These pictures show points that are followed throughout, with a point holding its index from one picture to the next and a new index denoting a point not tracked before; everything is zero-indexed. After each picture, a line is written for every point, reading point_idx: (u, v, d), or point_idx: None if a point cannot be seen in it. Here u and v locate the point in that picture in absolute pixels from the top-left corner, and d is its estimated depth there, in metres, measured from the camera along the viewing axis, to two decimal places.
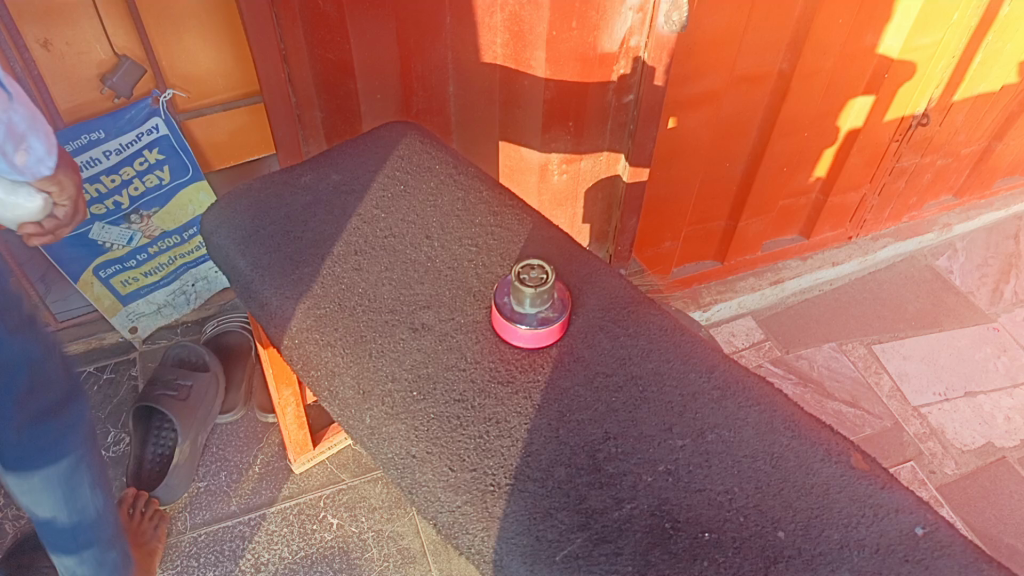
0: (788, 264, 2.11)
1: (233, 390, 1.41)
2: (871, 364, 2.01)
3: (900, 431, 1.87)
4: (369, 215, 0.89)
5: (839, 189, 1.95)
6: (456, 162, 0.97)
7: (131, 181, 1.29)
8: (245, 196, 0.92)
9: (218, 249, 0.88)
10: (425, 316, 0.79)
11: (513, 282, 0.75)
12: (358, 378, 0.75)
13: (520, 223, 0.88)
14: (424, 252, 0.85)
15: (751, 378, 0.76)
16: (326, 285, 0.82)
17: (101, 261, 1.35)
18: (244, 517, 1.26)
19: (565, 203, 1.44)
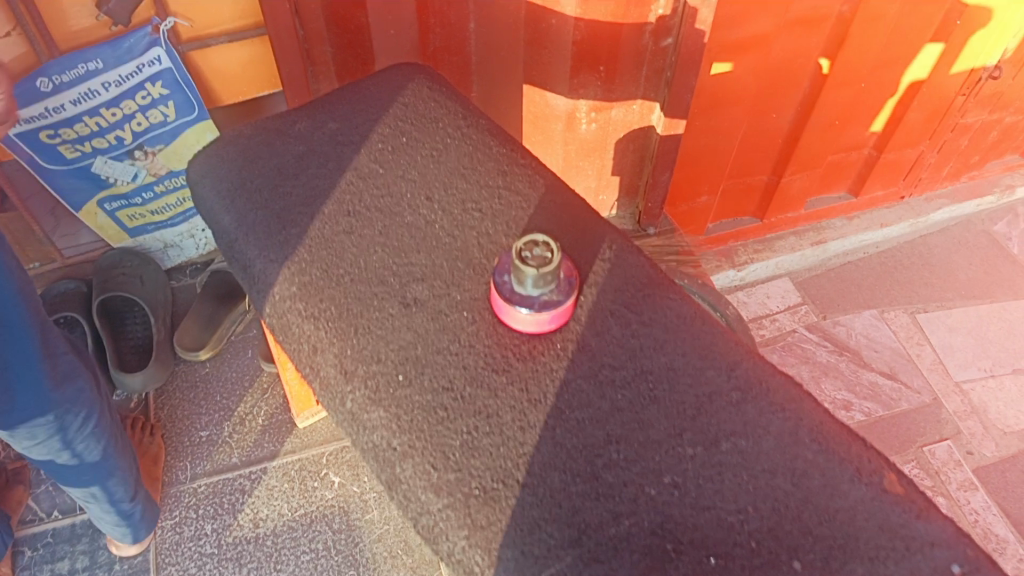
0: (832, 224, 1.98)
1: (208, 330, 1.35)
2: (914, 336, 1.90)
3: (938, 408, 1.78)
4: (365, 170, 0.81)
5: (896, 145, 1.81)
6: (465, 112, 0.87)
7: (134, 116, 1.21)
8: (234, 143, 0.84)
9: (203, 202, 0.81)
10: (418, 290, 0.72)
11: (515, 261, 0.66)
12: (341, 356, 0.68)
13: (532, 186, 0.80)
14: (422, 215, 0.77)
15: (779, 378, 0.67)
16: (313, 249, 0.75)
17: (105, 196, 1.29)
18: (244, 470, 1.22)
19: (593, 154, 1.34)
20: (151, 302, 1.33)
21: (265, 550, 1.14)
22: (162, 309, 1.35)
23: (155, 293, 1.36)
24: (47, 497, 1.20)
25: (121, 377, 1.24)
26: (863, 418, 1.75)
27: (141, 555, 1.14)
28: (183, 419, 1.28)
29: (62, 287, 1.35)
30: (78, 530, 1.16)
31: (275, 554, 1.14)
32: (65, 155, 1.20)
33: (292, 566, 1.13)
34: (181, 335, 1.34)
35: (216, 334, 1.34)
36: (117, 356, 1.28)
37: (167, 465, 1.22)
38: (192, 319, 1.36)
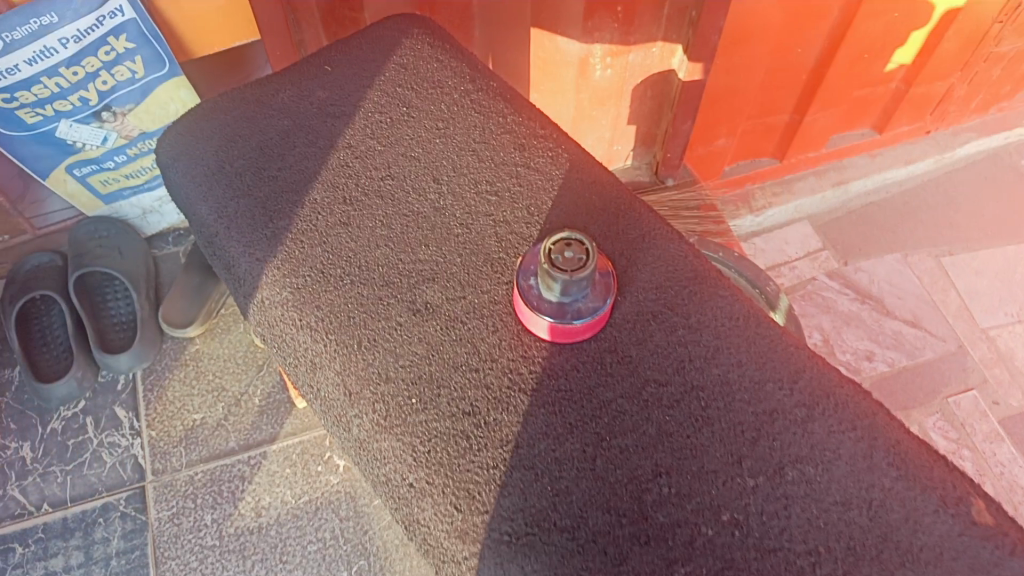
0: (854, 163, 1.86)
1: (195, 302, 1.23)
2: (939, 281, 1.81)
3: (964, 356, 1.70)
4: (362, 147, 0.70)
5: (926, 77, 1.66)
6: (473, 73, 0.75)
7: (98, 75, 1.07)
8: (209, 117, 0.73)
9: (178, 190, 0.71)
10: (429, 293, 0.62)
11: (543, 265, 0.56)
12: (344, 375, 0.60)
13: (554, 163, 0.69)
14: (430, 201, 0.67)
15: (846, 390, 0.59)
16: (306, 245, 0.65)
17: (74, 161, 1.18)
18: (243, 455, 1.15)
19: (608, 102, 1.23)
20: (128, 274, 1.24)
21: (269, 540, 1.08)
22: (143, 281, 1.25)
23: (135, 263, 1.26)
24: (33, 490, 1.12)
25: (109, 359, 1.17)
26: (885, 369, 1.68)
27: (139, 549, 1.08)
28: (174, 402, 1.19)
29: (39, 259, 1.26)
30: (70, 525, 1.10)
31: (279, 544, 1.08)
32: (25, 120, 1.08)
33: (299, 557, 1.07)
34: (167, 309, 1.22)
35: (205, 311, 1.22)
36: (99, 336, 1.20)
37: (161, 453, 1.15)
38: (178, 290, 1.24)
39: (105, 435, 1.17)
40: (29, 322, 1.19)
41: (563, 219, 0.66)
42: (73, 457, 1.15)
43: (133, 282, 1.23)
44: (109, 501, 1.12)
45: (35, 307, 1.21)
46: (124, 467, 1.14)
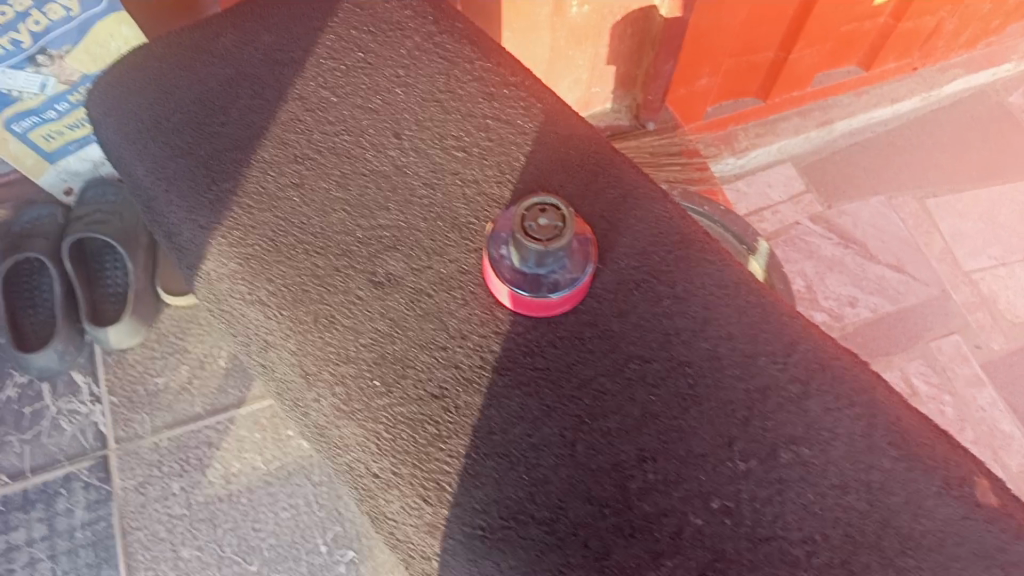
0: (839, 102, 1.74)
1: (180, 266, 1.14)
2: (922, 223, 1.70)
3: (946, 301, 1.61)
4: (314, 98, 0.63)
5: (915, 13, 1.53)
6: (436, 13, 0.67)
7: (28, 14, 0.91)
8: (142, 66, 0.65)
9: (112, 149, 0.64)
10: (391, 262, 0.57)
11: (516, 234, 0.51)
12: (300, 356, 0.55)
13: (527, 114, 0.63)
14: (391, 158, 0.61)
15: (843, 362, 0.54)
16: (254, 210, 0.59)
17: (11, 114, 1.02)
18: (209, 420, 1.10)
19: (587, 41, 1.15)
20: (126, 243, 1.11)
21: (241, 508, 1.05)
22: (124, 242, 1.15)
23: (134, 231, 1.13)
24: None
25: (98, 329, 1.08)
26: (869, 315, 1.59)
27: (105, 520, 1.04)
28: (134, 365, 1.13)
29: (36, 212, 1.18)
30: (31, 497, 1.05)
31: (251, 512, 1.05)
32: None
33: (273, 524, 1.04)
34: (166, 279, 1.14)
35: None
36: (91, 306, 1.11)
37: (124, 419, 1.10)
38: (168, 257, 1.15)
39: (63, 402, 1.11)
40: (17, 284, 1.11)
41: (538, 178, 0.60)
42: (30, 425, 1.09)
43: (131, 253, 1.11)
44: (71, 470, 1.07)
45: (27, 267, 1.13)
46: (85, 435, 1.09)
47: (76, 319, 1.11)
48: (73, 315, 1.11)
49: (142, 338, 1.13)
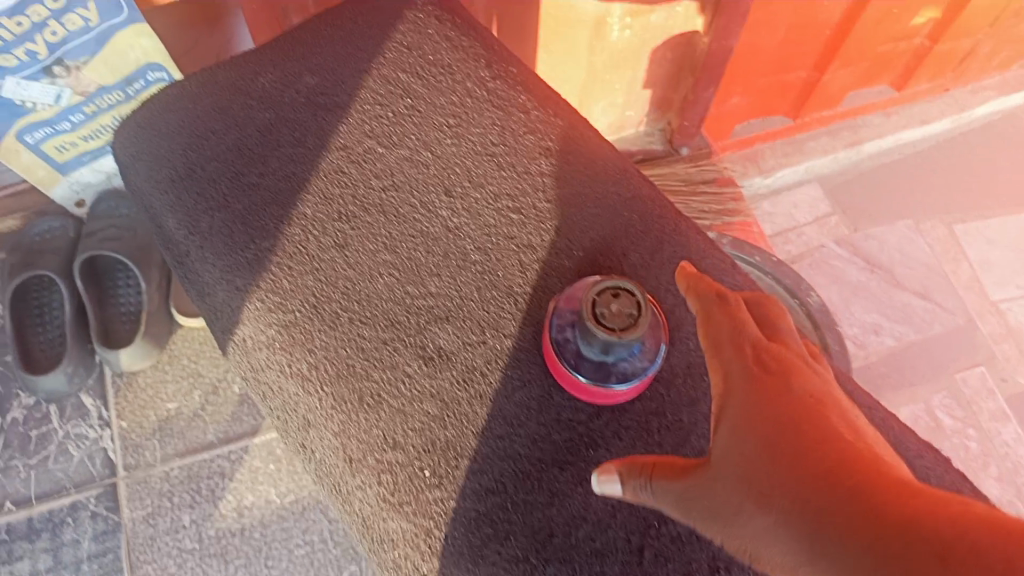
0: (868, 122, 1.55)
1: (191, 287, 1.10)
2: (950, 250, 1.50)
3: (973, 331, 1.42)
4: (360, 149, 0.59)
5: (953, 34, 1.34)
6: (489, 55, 0.63)
7: (45, 25, 0.85)
8: (176, 106, 0.61)
9: (142, 197, 0.59)
10: (442, 336, 0.53)
11: (586, 319, 0.48)
12: (343, 438, 0.51)
13: (588, 176, 0.59)
14: (441, 219, 0.57)
15: (928, 461, 0.51)
16: (295, 273, 0.55)
17: (24, 124, 0.96)
18: (223, 449, 1.06)
19: (624, 66, 1.11)
20: (140, 260, 1.06)
21: (253, 543, 1.01)
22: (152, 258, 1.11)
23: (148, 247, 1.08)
24: None
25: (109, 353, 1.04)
26: (893, 345, 1.40)
27: (112, 553, 1.00)
28: (147, 389, 1.09)
29: (47, 224, 1.12)
30: (36, 525, 1.02)
31: (265, 548, 1.01)
32: None
33: (286, 562, 1.01)
34: (180, 299, 1.09)
35: None
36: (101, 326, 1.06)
37: (133, 446, 1.06)
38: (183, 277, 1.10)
39: (71, 426, 1.07)
40: (26, 301, 1.06)
41: (599, 245, 0.56)
42: (36, 449, 1.05)
43: (145, 272, 1.06)
44: (78, 499, 1.03)
45: (36, 283, 1.08)
46: (93, 461, 1.05)
47: (86, 338, 1.07)
48: (83, 335, 1.06)
49: (155, 359, 1.09)
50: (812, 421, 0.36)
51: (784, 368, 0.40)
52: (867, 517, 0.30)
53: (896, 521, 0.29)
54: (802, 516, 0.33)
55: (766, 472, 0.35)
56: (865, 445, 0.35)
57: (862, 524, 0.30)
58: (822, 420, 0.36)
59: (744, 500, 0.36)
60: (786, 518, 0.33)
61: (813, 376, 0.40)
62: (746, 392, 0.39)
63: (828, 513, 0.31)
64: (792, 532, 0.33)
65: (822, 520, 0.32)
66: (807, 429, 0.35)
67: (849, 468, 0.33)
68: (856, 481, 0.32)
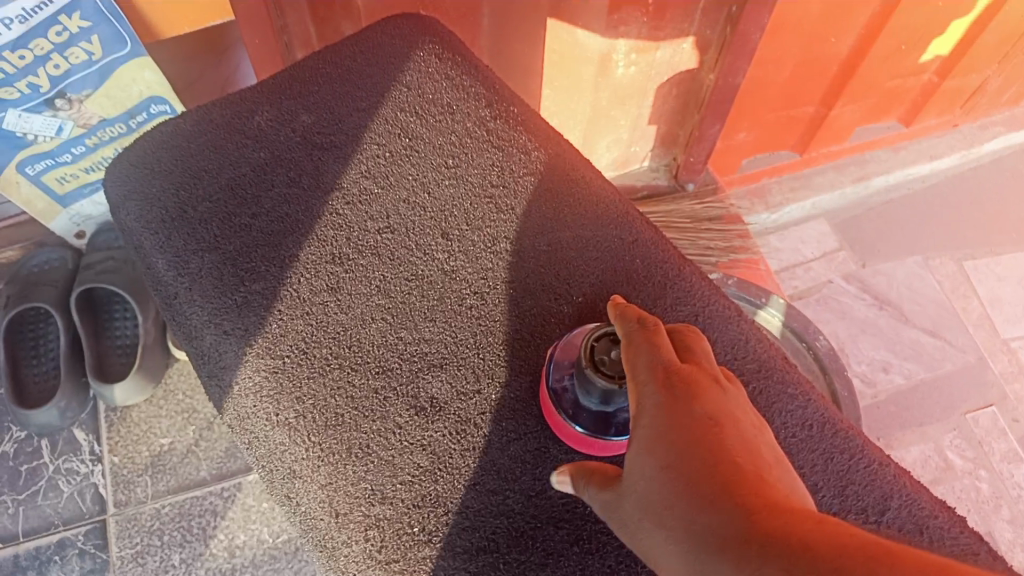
0: (876, 157, 1.50)
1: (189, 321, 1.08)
2: (959, 287, 1.47)
3: (983, 370, 1.39)
4: (356, 190, 0.58)
5: (962, 70, 1.32)
6: (491, 95, 0.62)
7: (48, 58, 0.82)
8: (171, 144, 0.60)
9: (131, 235, 0.58)
10: (435, 385, 0.51)
11: (584, 365, 0.46)
12: (331, 491, 0.49)
13: (589, 220, 0.57)
14: (436, 262, 0.56)
15: (941, 522, 0.48)
16: (286, 317, 0.53)
17: (26, 156, 0.94)
18: (215, 486, 1.04)
19: (629, 101, 1.10)
20: (138, 294, 1.05)
21: None
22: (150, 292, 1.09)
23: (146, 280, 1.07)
24: None
25: (104, 389, 1.02)
26: (902, 383, 1.36)
27: None
28: (140, 424, 1.07)
29: (44, 256, 1.10)
30: (23, 563, 0.99)
31: None
32: None
33: None
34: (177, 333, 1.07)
35: None
36: (97, 359, 1.04)
37: (125, 482, 1.04)
38: None
39: (62, 461, 1.05)
40: (20, 334, 1.05)
41: (599, 291, 0.55)
42: (26, 484, 1.03)
43: (142, 306, 1.04)
44: (66, 536, 1.01)
45: (32, 315, 1.06)
46: (84, 497, 1.03)
47: (81, 372, 1.06)
48: (78, 369, 1.05)
49: (149, 394, 1.07)
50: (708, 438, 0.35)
51: (690, 386, 0.38)
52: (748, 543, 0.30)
53: (771, 544, 0.29)
54: (697, 543, 0.32)
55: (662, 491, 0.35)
56: (758, 463, 0.34)
57: (744, 550, 0.30)
58: (722, 440, 0.35)
59: (647, 517, 0.36)
60: (687, 545, 0.33)
61: (720, 392, 0.38)
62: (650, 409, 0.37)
63: (714, 536, 0.31)
64: (687, 558, 0.33)
65: (716, 547, 0.31)
66: (707, 451, 0.34)
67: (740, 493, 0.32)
68: (744, 508, 0.31)
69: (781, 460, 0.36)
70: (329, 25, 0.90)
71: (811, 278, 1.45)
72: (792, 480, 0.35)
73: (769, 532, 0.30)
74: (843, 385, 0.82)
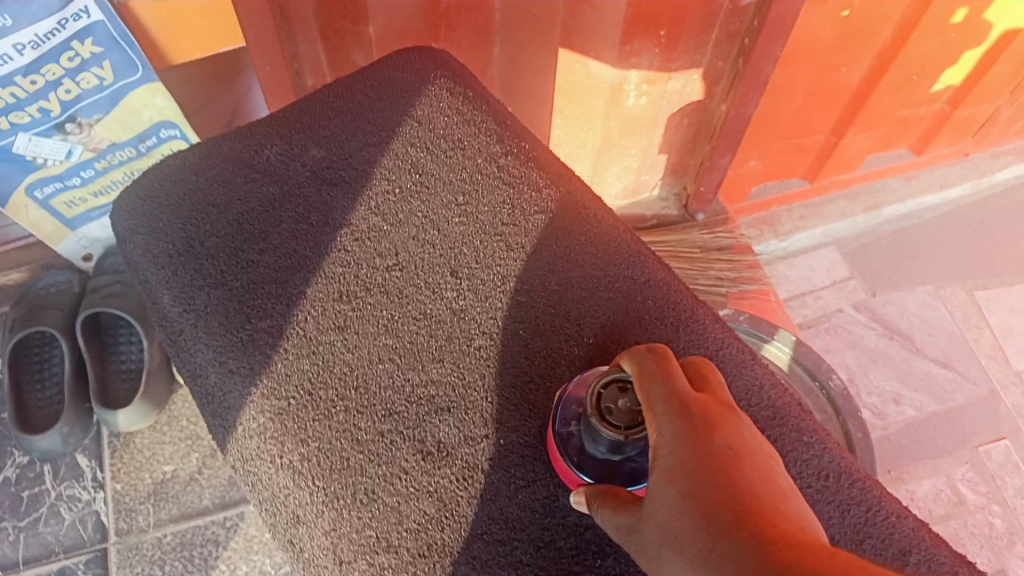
0: (887, 186, 1.49)
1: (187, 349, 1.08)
2: (972, 317, 1.46)
3: (996, 403, 1.37)
4: (365, 227, 0.57)
5: (974, 100, 1.31)
6: (503, 130, 0.61)
7: (59, 83, 0.82)
8: (179, 177, 0.59)
9: (137, 269, 0.58)
10: (443, 429, 0.50)
11: (589, 416, 0.45)
12: (335, 537, 0.47)
13: (600, 259, 0.56)
14: (446, 301, 0.55)
15: None
16: (292, 357, 0.52)
17: (35, 179, 0.93)
18: (218, 515, 1.03)
19: (639, 131, 1.09)
20: (143, 319, 1.04)
21: None
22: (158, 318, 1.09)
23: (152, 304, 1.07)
24: None
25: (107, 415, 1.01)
26: (913, 415, 1.34)
27: None
28: (143, 451, 1.06)
29: (52, 278, 1.10)
30: None
31: None
32: None
33: None
34: None
35: None
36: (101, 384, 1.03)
37: (126, 510, 1.03)
38: None
39: (64, 487, 1.04)
40: (25, 358, 1.05)
41: (610, 333, 0.54)
42: (27, 511, 1.02)
43: (148, 330, 1.04)
44: (66, 564, 1.00)
45: (37, 338, 1.06)
46: (85, 525, 1.02)
47: (85, 397, 1.05)
48: (82, 394, 1.04)
49: (153, 420, 1.06)
50: (727, 470, 0.35)
51: (709, 416, 0.38)
52: (762, 571, 0.30)
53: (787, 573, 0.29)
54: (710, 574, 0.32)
55: (680, 521, 0.34)
56: (776, 498, 0.34)
57: None
58: (739, 471, 0.35)
59: (662, 547, 0.35)
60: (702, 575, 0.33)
61: (736, 423, 0.39)
62: (669, 438, 0.37)
63: (728, 566, 0.31)
64: None
65: None
66: (724, 481, 0.34)
67: (756, 523, 0.32)
68: (761, 538, 0.31)
69: (796, 494, 0.36)
70: (340, 53, 0.90)
71: (822, 308, 1.44)
72: (809, 518, 0.35)
73: (785, 562, 0.30)
74: (855, 426, 0.81)
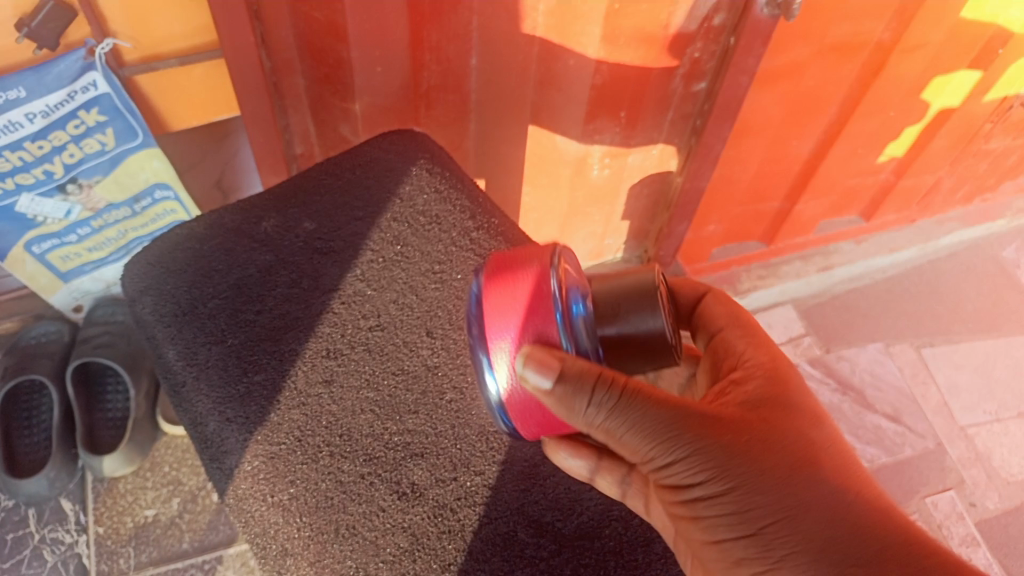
0: (840, 249, 1.57)
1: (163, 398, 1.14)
2: (919, 373, 1.55)
3: (942, 455, 1.46)
4: (350, 292, 0.65)
5: (916, 172, 1.40)
6: (475, 208, 0.69)
7: (64, 148, 0.88)
8: (185, 244, 0.66)
9: (145, 327, 0.63)
10: (416, 472, 0.57)
11: (654, 291, 0.52)
12: (319, 568, 0.54)
13: None
14: (422, 359, 0.62)
15: None
16: (284, 408, 0.59)
17: (34, 236, 0.99)
18: (197, 558, 1.07)
19: (603, 200, 1.18)
20: (132, 369, 1.11)
21: None
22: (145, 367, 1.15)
23: (141, 355, 1.13)
24: None
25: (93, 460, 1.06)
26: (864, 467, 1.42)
27: None
28: (125, 495, 1.10)
29: (43, 328, 1.15)
30: None
31: None
32: None
33: None
34: (165, 407, 1.12)
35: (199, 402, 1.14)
36: (88, 431, 1.08)
37: (108, 552, 1.07)
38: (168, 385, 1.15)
39: (47, 530, 1.08)
40: (15, 406, 1.09)
41: None
42: (10, 553, 1.06)
43: (134, 378, 1.10)
44: None
45: (26, 388, 1.11)
46: (67, 567, 1.06)
47: (72, 443, 1.09)
48: (69, 440, 1.09)
49: (136, 466, 1.11)
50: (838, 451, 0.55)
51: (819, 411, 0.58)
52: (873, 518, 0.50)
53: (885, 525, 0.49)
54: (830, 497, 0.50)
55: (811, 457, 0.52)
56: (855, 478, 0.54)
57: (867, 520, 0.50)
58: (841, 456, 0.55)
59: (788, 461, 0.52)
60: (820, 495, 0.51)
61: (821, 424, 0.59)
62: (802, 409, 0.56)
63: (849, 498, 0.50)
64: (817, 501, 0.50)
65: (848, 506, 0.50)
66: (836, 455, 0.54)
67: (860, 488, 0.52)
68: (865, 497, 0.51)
69: None
70: (328, 125, 0.98)
71: None
72: None
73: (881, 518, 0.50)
74: None
